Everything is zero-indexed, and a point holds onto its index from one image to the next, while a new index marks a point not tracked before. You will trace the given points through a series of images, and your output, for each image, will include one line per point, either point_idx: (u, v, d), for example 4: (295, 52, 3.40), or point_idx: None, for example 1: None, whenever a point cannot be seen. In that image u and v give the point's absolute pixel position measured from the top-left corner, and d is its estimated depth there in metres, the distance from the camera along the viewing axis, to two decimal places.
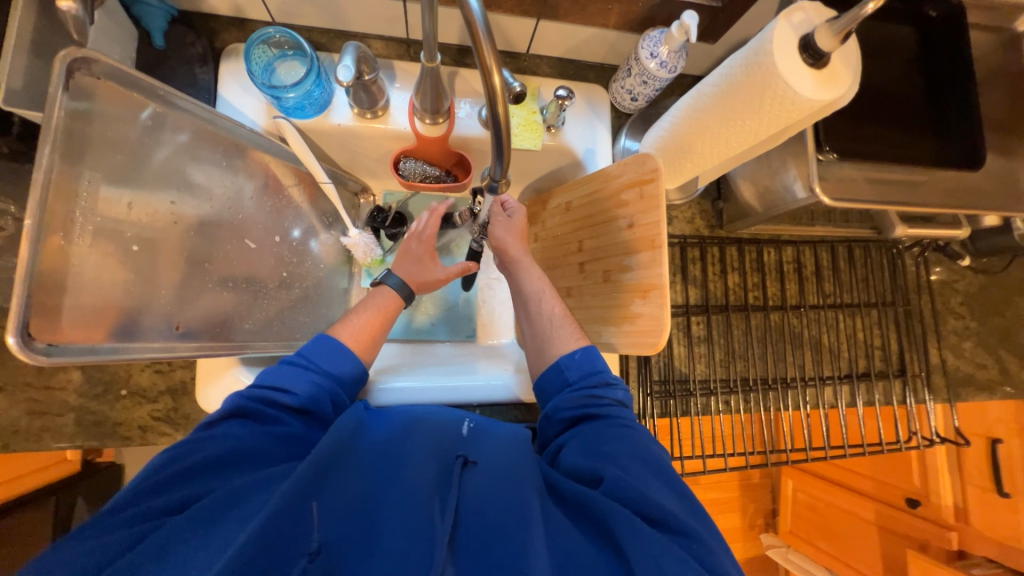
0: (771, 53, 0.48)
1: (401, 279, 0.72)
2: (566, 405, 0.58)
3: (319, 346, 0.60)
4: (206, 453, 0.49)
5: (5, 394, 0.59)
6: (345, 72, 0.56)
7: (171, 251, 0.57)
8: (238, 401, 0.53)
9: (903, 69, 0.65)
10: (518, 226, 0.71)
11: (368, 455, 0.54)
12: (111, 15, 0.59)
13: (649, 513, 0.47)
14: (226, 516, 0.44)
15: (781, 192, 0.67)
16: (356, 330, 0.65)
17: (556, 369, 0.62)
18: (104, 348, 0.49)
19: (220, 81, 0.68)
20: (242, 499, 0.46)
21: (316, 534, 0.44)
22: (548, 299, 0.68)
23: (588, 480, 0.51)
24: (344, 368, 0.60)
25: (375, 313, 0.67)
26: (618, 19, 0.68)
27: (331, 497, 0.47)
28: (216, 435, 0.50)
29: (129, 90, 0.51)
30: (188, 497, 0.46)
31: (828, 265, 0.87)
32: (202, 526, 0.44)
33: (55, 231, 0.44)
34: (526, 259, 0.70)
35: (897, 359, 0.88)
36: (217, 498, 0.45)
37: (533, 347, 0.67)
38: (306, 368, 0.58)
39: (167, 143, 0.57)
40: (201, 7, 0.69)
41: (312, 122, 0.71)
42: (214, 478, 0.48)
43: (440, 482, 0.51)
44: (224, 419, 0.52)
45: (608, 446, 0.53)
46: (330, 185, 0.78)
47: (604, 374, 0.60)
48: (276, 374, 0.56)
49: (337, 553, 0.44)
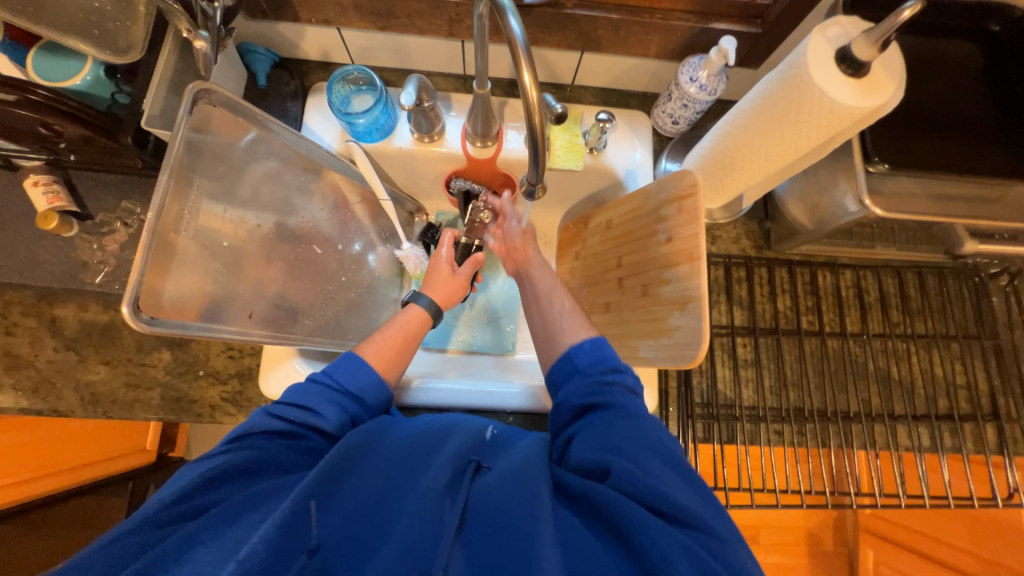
0: (805, 65, 0.49)
1: (431, 298, 0.72)
2: (575, 392, 0.56)
3: (343, 364, 0.61)
4: (231, 461, 0.51)
5: (111, 366, 0.69)
6: (407, 97, 0.65)
7: (251, 251, 0.66)
8: (260, 417, 0.55)
9: (966, 84, 0.62)
10: (531, 233, 0.74)
11: (384, 445, 0.55)
12: (230, 60, 0.72)
13: (660, 505, 0.46)
14: (239, 519, 0.49)
15: (831, 208, 0.65)
16: (379, 346, 0.65)
17: (566, 358, 0.60)
18: (193, 326, 0.58)
19: (306, 111, 0.79)
20: (253, 506, 0.50)
21: (315, 531, 0.47)
22: (559, 296, 0.67)
23: (598, 473, 0.50)
24: (368, 388, 0.61)
25: (399, 331, 0.67)
26: (658, 48, 0.72)
27: (337, 503, 0.50)
28: (241, 446, 0.53)
29: (235, 115, 0.62)
30: (205, 503, 0.50)
31: (895, 293, 0.81)
32: (221, 524, 0.49)
33: (168, 227, 0.53)
34: (539, 261, 0.72)
35: (987, 402, 0.77)
36: (234, 504, 0.50)
37: (543, 338, 0.65)
38: (329, 386, 0.59)
39: (259, 166, 0.67)
40: (297, 54, 0.82)
41: (378, 146, 0.81)
42: (234, 483, 0.51)
43: (449, 490, 0.51)
44: (252, 433, 0.54)
45: (616, 437, 0.51)
46: (389, 204, 0.88)
47: (614, 362, 0.58)
48: (301, 392, 0.57)
49: (338, 549, 0.48)
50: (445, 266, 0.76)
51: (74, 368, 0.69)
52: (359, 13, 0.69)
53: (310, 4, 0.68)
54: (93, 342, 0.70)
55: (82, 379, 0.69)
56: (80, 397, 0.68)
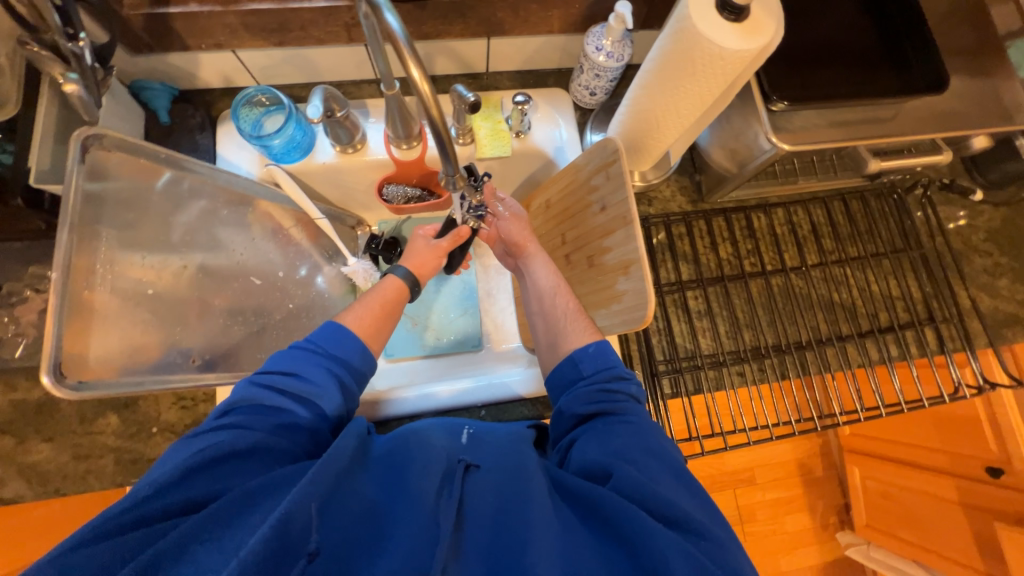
0: (691, 17, 0.50)
1: (407, 269, 0.72)
2: (581, 400, 0.57)
3: (324, 330, 0.61)
4: (224, 447, 0.49)
5: (54, 443, 0.65)
6: (314, 110, 0.63)
7: (184, 294, 0.63)
8: (245, 388, 0.55)
9: (848, 13, 0.65)
10: (524, 221, 0.73)
11: (380, 463, 0.56)
12: (122, 102, 0.68)
13: (662, 512, 0.48)
14: (243, 515, 0.46)
15: (748, 150, 0.66)
16: (360, 314, 0.65)
17: (570, 363, 0.61)
18: (147, 381, 0.57)
19: (218, 142, 0.76)
20: (256, 505, 0.47)
21: (316, 534, 0.45)
22: (562, 295, 0.67)
23: (598, 476, 0.51)
24: (354, 353, 0.61)
25: (377, 298, 0.67)
26: (561, 22, 0.73)
27: (337, 507, 0.48)
28: (230, 428, 0.51)
29: (136, 156, 0.59)
30: (199, 497, 0.46)
31: (826, 222, 0.85)
32: (220, 526, 0.45)
33: (81, 285, 0.51)
34: (539, 255, 0.71)
35: (923, 307, 0.82)
36: (233, 500, 0.46)
37: (547, 342, 0.66)
38: (315, 352, 0.59)
39: (179, 207, 0.65)
40: (197, 84, 0.78)
41: (300, 165, 0.78)
42: (228, 473, 0.49)
43: (443, 485, 0.53)
44: (238, 405, 0.54)
45: (618, 443, 0.53)
46: (326, 221, 0.86)
47: (616, 369, 0.59)
48: (286, 360, 0.58)
49: (335, 557, 0.45)
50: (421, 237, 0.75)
51: (12, 452, 0.64)
52: (250, 32, 0.66)
53: (196, 30, 0.65)
54: (29, 421, 0.66)
55: (24, 461, 0.64)
56: (25, 480, 0.64)
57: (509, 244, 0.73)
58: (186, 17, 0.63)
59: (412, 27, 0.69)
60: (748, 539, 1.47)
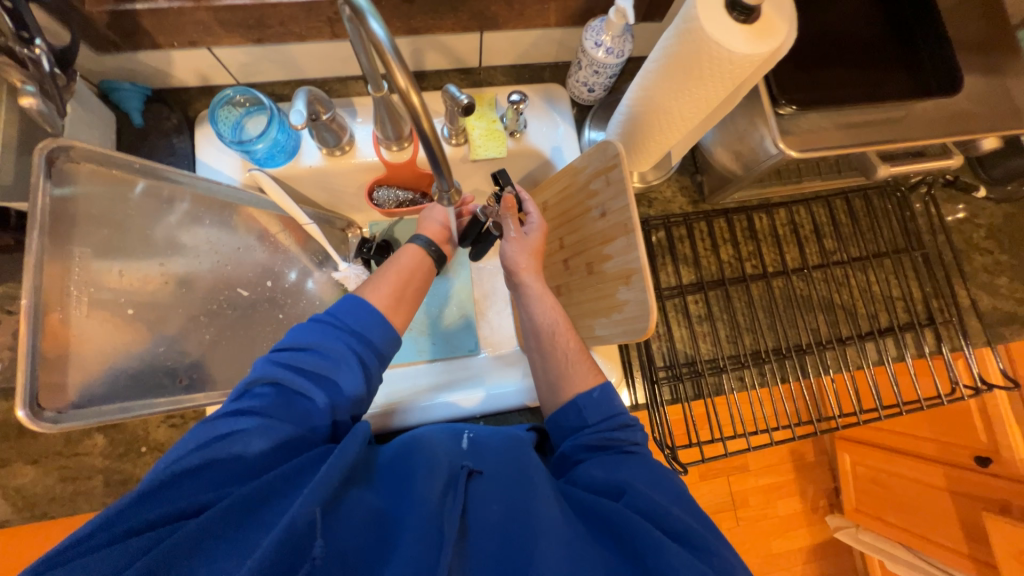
0: (697, 17, 0.47)
1: (428, 238, 0.69)
2: (584, 445, 0.55)
3: (345, 305, 0.57)
4: (237, 432, 0.47)
5: (38, 465, 0.64)
6: (297, 116, 0.57)
7: (166, 310, 0.61)
8: (266, 367, 0.51)
9: (858, 8, 0.62)
10: (531, 246, 0.67)
11: (382, 473, 0.54)
12: (89, 107, 0.64)
13: (668, 528, 0.47)
14: (258, 514, 0.44)
15: (752, 152, 0.63)
16: (379, 287, 0.61)
17: (575, 410, 0.58)
18: (136, 406, 0.56)
19: (197, 145, 0.72)
20: (266, 502, 0.45)
21: (320, 539, 0.43)
22: (563, 334, 0.63)
23: (609, 493, 0.51)
24: (376, 327, 0.57)
25: (398, 270, 0.63)
26: (557, 16, 0.69)
27: (346, 514, 0.47)
28: (247, 412, 0.49)
29: (109, 168, 0.56)
30: (210, 495, 0.44)
31: (828, 221, 0.84)
32: (229, 528, 0.43)
33: (52, 307, 0.48)
34: (536, 284, 0.66)
35: (923, 307, 0.82)
36: (245, 496, 0.44)
37: (547, 385, 0.63)
38: (334, 327, 0.56)
39: (155, 214, 0.61)
40: (171, 83, 0.74)
41: (285, 169, 0.74)
42: (240, 465, 0.46)
43: (447, 490, 0.51)
44: (256, 386, 0.50)
45: (626, 470, 0.52)
46: (314, 225, 0.82)
47: (623, 417, 0.57)
48: (303, 333, 0.54)
49: (340, 563, 0.44)
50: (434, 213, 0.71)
51: None
52: (226, 29, 0.62)
53: (166, 28, 0.60)
54: (12, 444, 0.64)
55: (9, 485, 0.63)
56: (12, 503, 0.63)
57: (508, 270, 0.68)
58: (154, 13, 0.58)
59: (400, 21, 0.65)
60: (740, 523, 1.49)
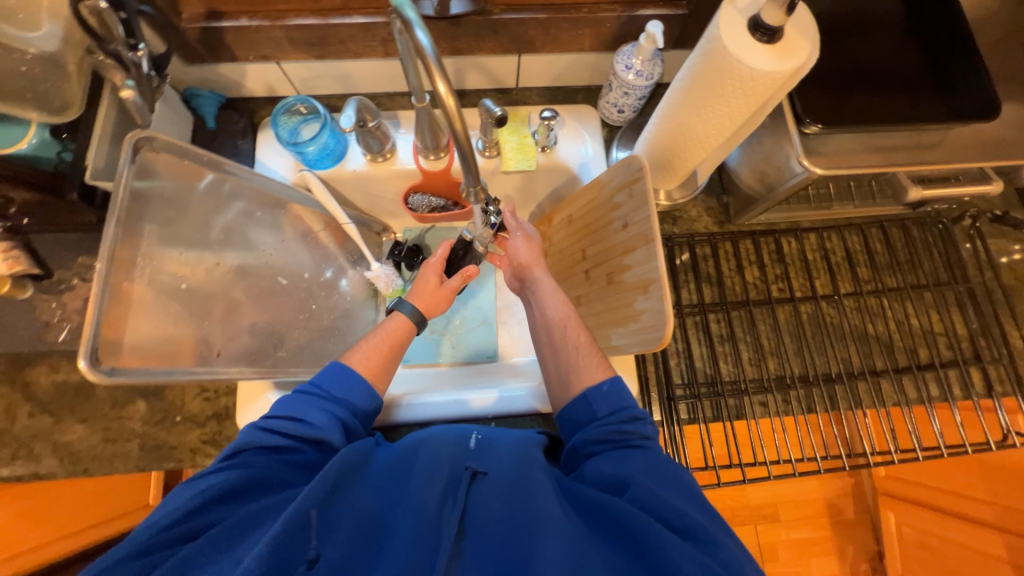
0: (721, 37, 0.50)
1: (414, 305, 0.71)
2: (594, 439, 0.54)
3: (331, 373, 0.60)
4: (226, 480, 0.50)
5: (87, 424, 0.70)
6: (346, 120, 0.68)
7: (215, 289, 0.66)
8: (249, 432, 0.54)
9: (891, 36, 0.63)
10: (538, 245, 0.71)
11: (383, 472, 0.55)
12: (173, 108, 0.73)
13: (674, 522, 0.46)
14: (240, 542, 0.47)
15: (777, 174, 0.64)
16: (367, 355, 0.64)
17: (584, 403, 0.57)
18: (176, 370, 0.59)
19: (257, 147, 0.80)
20: (251, 528, 0.48)
21: (314, 543, 0.46)
22: (572, 328, 0.63)
23: (615, 487, 0.50)
24: (360, 395, 0.60)
25: (384, 337, 0.66)
26: (591, 41, 0.74)
27: (337, 515, 0.49)
28: (238, 462, 0.52)
29: (183, 159, 0.62)
30: (198, 527, 0.47)
31: (862, 249, 0.81)
32: (216, 552, 0.46)
33: (122, 276, 0.53)
34: (547, 285, 0.68)
35: (969, 345, 0.77)
36: (231, 527, 0.47)
37: (557, 376, 0.62)
38: (317, 395, 0.58)
39: (215, 208, 0.67)
40: (243, 92, 0.83)
41: (332, 172, 0.82)
42: (226, 506, 0.49)
43: (447, 493, 0.52)
44: (243, 449, 0.53)
45: (635, 465, 0.51)
46: (353, 227, 0.90)
47: (633, 410, 0.55)
48: (290, 404, 0.57)
49: (335, 564, 0.46)
50: (432, 276, 0.74)
51: (50, 430, 0.69)
52: (294, 46, 0.70)
53: (245, 42, 0.69)
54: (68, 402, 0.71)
55: (60, 440, 0.69)
56: (59, 457, 0.69)
57: (517, 268, 0.71)
58: (237, 30, 0.67)
59: (445, 42, 0.72)
60: None
